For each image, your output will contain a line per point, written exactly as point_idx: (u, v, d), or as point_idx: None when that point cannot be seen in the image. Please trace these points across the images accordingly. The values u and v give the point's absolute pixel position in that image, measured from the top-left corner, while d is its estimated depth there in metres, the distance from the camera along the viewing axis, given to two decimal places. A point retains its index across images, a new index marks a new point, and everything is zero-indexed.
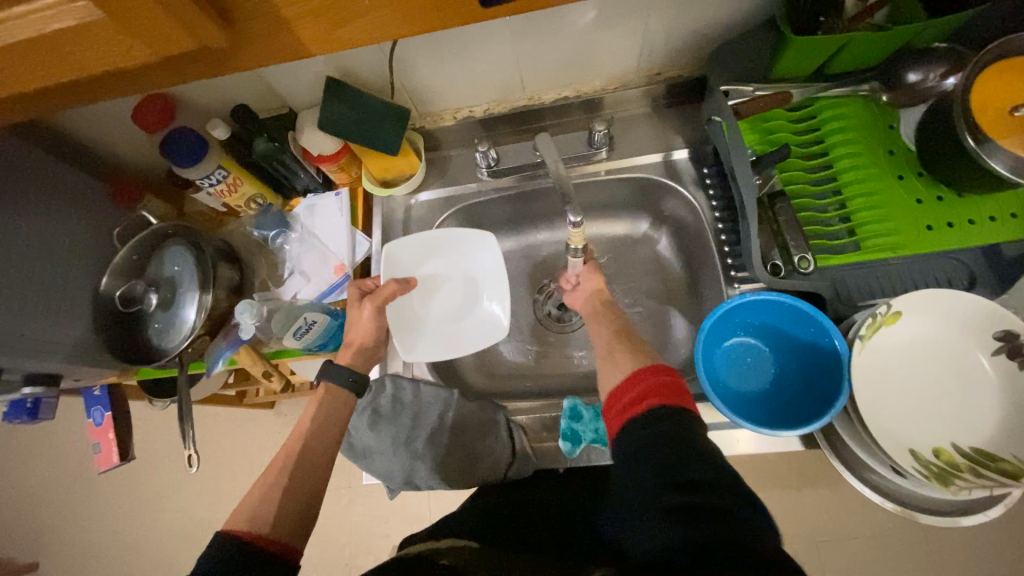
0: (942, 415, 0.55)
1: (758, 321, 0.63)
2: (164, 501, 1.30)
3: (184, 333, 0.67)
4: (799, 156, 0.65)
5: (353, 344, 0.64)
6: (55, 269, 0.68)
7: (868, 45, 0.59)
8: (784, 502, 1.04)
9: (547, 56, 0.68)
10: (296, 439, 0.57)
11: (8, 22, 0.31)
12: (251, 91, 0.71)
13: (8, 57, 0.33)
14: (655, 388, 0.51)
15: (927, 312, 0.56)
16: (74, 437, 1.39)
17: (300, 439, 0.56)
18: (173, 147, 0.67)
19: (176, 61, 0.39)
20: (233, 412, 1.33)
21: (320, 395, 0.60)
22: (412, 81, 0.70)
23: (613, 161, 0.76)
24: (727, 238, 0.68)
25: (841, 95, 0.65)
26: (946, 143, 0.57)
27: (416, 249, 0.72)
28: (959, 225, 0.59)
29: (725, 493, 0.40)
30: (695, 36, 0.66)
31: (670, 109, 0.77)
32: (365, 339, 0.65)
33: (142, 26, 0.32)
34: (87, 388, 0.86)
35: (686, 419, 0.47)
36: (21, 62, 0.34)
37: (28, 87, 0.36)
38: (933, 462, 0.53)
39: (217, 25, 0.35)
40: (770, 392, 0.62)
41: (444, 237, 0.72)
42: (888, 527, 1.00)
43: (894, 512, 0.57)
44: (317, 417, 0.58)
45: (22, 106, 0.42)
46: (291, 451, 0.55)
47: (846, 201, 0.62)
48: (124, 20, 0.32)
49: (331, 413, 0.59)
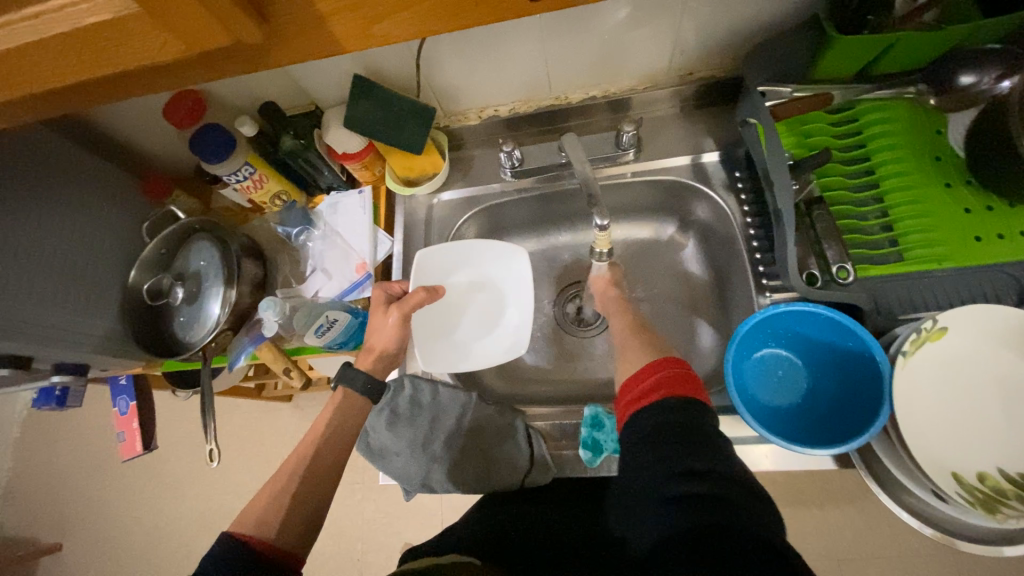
0: (990, 439, 0.51)
1: (791, 333, 0.61)
2: (183, 489, 1.32)
3: (208, 328, 0.67)
4: (838, 161, 0.62)
5: (374, 350, 0.62)
6: (86, 260, 0.70)
7: (918, 46, 0.56)
8: (807, 519, 1.00)
9: (576, 54, 0.66)
10: (310, 442, 0.57)
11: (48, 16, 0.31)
12: (279, 88, 0.71)
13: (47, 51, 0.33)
14: (665, 380, 0.49)
15: (975, 329, 0.53)
16: (99, 423, 1.43)
17: (313, 444, 0.56)
18: (202, 143, 0.68)
19: (208, 57, 0.39)
20: (252, 404, 1.35)
21: (337, 400, 0.60)
22: (438, 79, 0.70)
23: (640, 163, 0.74)
24: (759, 245, 0.65)
25: (885, 97, 0.62)
26: (1000, 149, 0.54)
27: (448, 258, 0.70)
28: (1011, 236, 0.55)
29: (732, 483, 0.40)
30: (731, 34, 0.64)
31: (701, 110, 0.75)
32: (387, 344, 0.62)
33: (178, 19, 0.32)
34: (113, 377, 0.88)
35: (697, 410, 0.46)
36: (59, 55, 0.34)
37: (65, 81, 0.37)
38: (978, 487, 0.49)
39: (253, 20, 0.35)
40: (801, 407, 0.60)
41: (475, 248, 0.71)
42: (918, 550, 0.95)
43: (932, 537, 0.54)
44: (332, 422, 0.58)
45: (59, 100, 0.42)
46: (303, 456, 0.56)
47: (888, 209, 0.59)
48: (161, 13, 0.31)
49: (346, 418, 0.59)
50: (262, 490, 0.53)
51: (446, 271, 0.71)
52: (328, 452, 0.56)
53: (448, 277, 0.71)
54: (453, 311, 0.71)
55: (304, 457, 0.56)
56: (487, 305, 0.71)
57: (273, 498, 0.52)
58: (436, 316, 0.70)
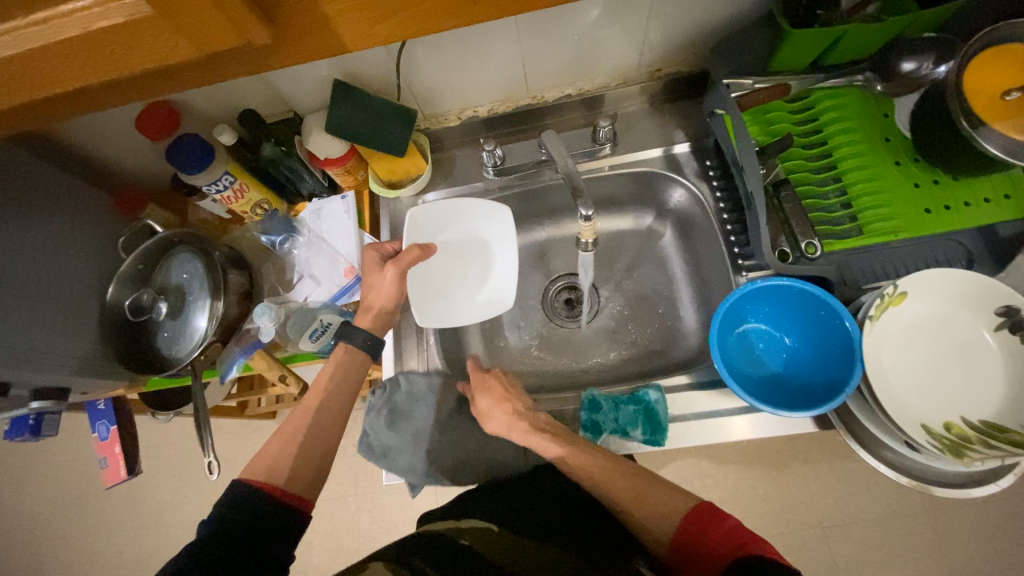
0: (954, 391, 0.56)
1: (768, 308, 0.65)
2: (167, 517, 1.27)
3: (196, 341, 0.66)
4: (800, 145, 0.67)
5: (372, 308, 0.65)
6: (60, 280, 0.67)
7: (865, 37, 0.61)
8: (790, 490, 1.06)
9: (550, 54, 0.69)
10: (313, 396, 0.60)
11: (57, 21, 0.32)
12: (257, 96, 0.71)
13: (56, 57, 0.34)
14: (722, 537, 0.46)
15: (931, 292, 0.58)
16: (70, 456, 1.36)
17: (317, 397, 0.60)
18: (179, 154, 0.67)
19: (212, 62, 0.40)
20: (234, 424, 1.31)
21: (337, 355, 0.63)
22: (417, 82, 0.71)
23: (617, 156, 0.77)
24: (734, 228, 0.69)
25: (837, 86, 0.67)
26: (941, 129, 0.59)
27: (434, 219, 0.71)
28: (956, 207, 0.61)
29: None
30: (695, 31, 0.68)
31: (670, 104, 0.79)
32: (384, 303, 0.65)
33: (191, 23, 0.33)
34: (90, 402, 0.85)
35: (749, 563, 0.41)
36: (66, 61, 0.34)
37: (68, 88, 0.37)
38: (944, 435, 0.54)
39: (262, 23, 0.36)
40: (781, 375, 0.64)
41: (458, 206, 0.71)
42: (894, 510, 1.01)
43: (909, 486, 0.58)
44: (333, 376, 0.61)
45: (56, 107, 0.42)
46: (308, 407, 0.59)
47: (847, 187, 0.64)
48: (173, 17, 0.32)
49: (348, 371, 0.62)
50: (273, 453, 0.56)
51: (437, 233, 0.72)
52: (338, 421, 0.60)
53: (439, 239, 0.72)
54: (442, 272, 0.73)
55: (307, 415, 0.59)
56: (477, 265, 0.73)
57: (283, 444, 0.56)
58: (428, 276, 0.72)
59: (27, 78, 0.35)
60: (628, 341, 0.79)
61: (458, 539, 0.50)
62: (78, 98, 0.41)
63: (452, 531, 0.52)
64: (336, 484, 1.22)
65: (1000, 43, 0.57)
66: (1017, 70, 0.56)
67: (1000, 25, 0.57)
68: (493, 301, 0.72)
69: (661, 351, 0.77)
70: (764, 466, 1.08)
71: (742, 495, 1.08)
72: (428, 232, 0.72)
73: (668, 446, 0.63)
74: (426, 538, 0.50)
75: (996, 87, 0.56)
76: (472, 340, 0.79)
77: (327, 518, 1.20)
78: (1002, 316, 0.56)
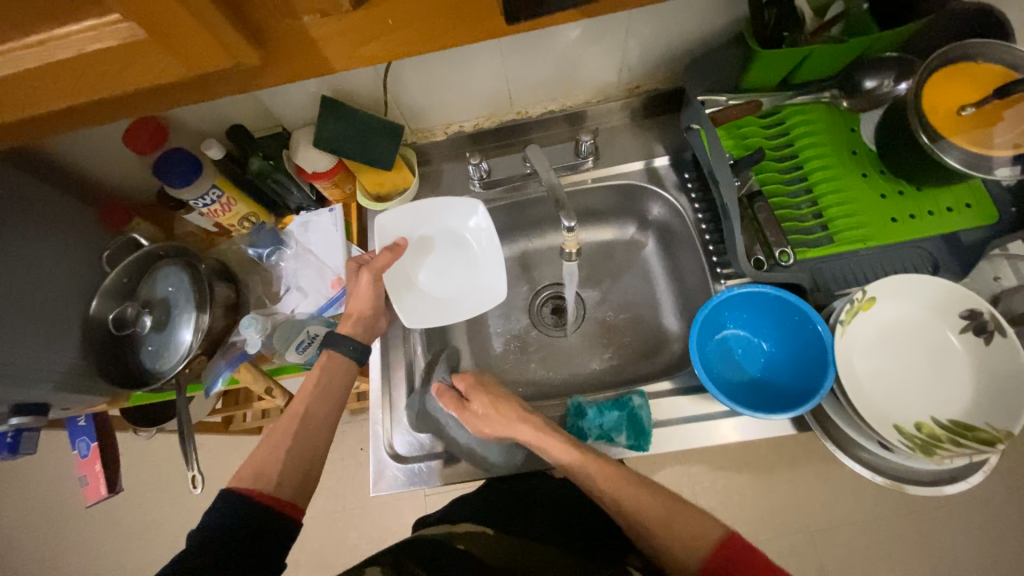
0: (925, 391, 0.59)
1: (746, 315, 0.67)
2: (148, 537, 1.24)
3: (181, 355, 0.66)
4: (772, 158, 0.70)
5: (353, 314, 0.67)
6: (43, 294, 0.67)
7: (829, 57, 0.65)
8: (777, 495, 1.07)
9: (534, 71, 0.71)
10: (298, 403, 0.60)
11: (51, 42, 0.33)
12: (245, 112, 0.72)
13: (49, 76, 0.35)
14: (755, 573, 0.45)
15: (900, 296, 0.61)
16: (46, 476, 1.32)
17: (302, 403, 0.60)
18: (166, 168, 0.67)
19: (204, 81, 0.41)
20: (219, 441, 1.29)
21: (321, 361, 0.64)
22: (404, 98, 0.73)
23: (599, 169, 0.80)
24: (712, 238, 0.72)
25: (805, 103, 0.70)
26: (903, 144, 0.62)
27: (408, 220, 0.72)
28: (920, 216, 0.64)
29: None
30: (671, 50, 0.71)
31: (650, 119, 0.82)
32: (363, 308, 0.67)
33: (183, 46, 0.34)
34: (70, 419, 0.83)
35: None
36: (59, 80, 0.35)
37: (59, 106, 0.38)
38: (916, 435, 0.56)
39: (252, 44, 0.38)
40: (760, 380, 0.66)
41: (432, 207, 0.72)
42: (878, 513, 1.03)
43: (885, 485, 0.60)
44: (319, 381, 0.62)
45: (47, 123, 0.42)
46: (293, 414, 0.59)
47: (817, 198, 0.67)
48: (165, 40, 0.33)
49: (333, 379, 0.63)
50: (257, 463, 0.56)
51: (417, 234, 0.74)
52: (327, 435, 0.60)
53: (420, 241, 0.74)
54: (425, 272, 0.74)
55: (294, 421, 0.59)
56: (460, 263, 0.74)
57: (271, 452, 0.56)
58: (410, 278, 0.73)
59: (19, 95, 0.36)
60: (613, 349, 0.80)
61: (453, 542, 0.51)
62: (66, 114, 0.42)
63: (446, 535, 0.52)
64: (324, 500, 1.20)
65: (959, 61, 0.61)
66: (971, 87, 0.60)
67: (953, 47, 0.60)
68: (482, 299, 0.72)
69: (645, 358, 0.78)
70: (750, 472, 1.09)
71: (730, 501, 1.09)
72: (407, 234, 0.73)
73: (653, 451, 0.64)
74: (419, 542, 0.50)
75: (951, 104, 0.59)
76: (459, 350, 0.80)
77: (314, 534, 1.18)
78: (967, 319, 0.59)
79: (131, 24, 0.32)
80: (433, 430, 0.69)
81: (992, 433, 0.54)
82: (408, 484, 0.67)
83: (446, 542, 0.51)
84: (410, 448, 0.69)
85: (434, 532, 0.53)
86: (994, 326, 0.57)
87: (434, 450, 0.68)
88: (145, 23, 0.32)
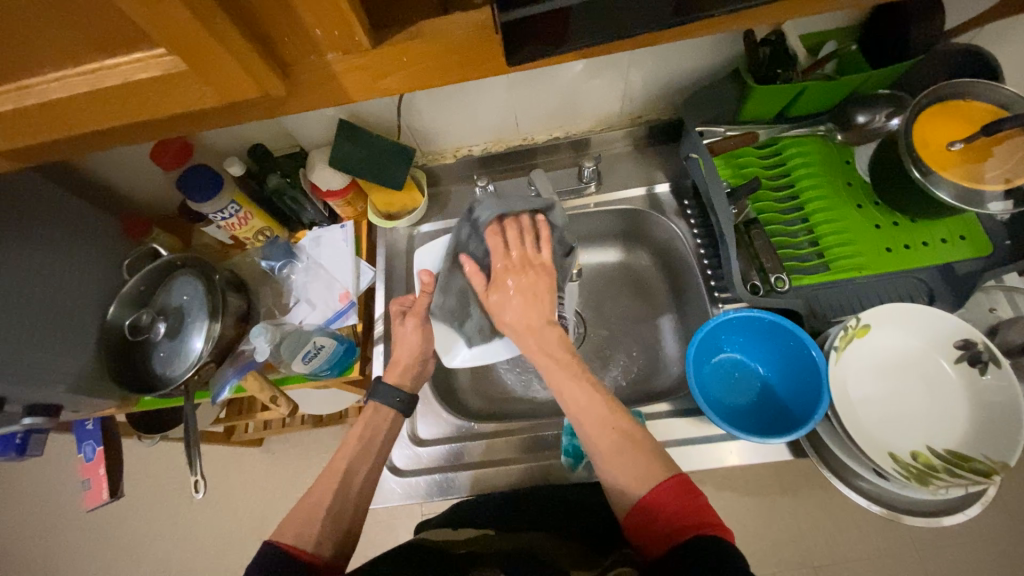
0: (920, 420, 0.59)
1: (742, 339, 0.69)
2: (145, 546, 1.24)
3: (191, 361, 0.68)
4: (768, 187, 0.72)
5: (400, 363, 0.70)
6: (65, 299, 0.70)
7: (823, 93, 0.67)
8: (779, 526, 1.05)
9: (540, 102, 0.75)
10: (340, 460, 0.62)
11: (101, 71, 0.37)
12: (266, 132, 0.76)
13: (95, 101, 0.38)
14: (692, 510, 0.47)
15: (895, 325, 0.61)
16: (47, 482, 1.33)
17: (344, 460, 0.62)
18: (188, 183, 0.71)
19: (232, 108, 0.45)
20: (220, 451, 1.30)
21: (367, 415, 0.66)
22: (417, 123, 0.77)
23: (601, 194, 0.83)
24: (710, 262, 0.74)
25: (802, 135, 0.73)
26: (898, 174, 0.64)
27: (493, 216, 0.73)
28: (914, 246, 0.66)
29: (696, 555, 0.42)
30: (671, 82, 0.74)
31: (651, 148, 0.85)
32: (409, 358, 0.70)
33: (217, 78, 0.37)
34: (79, 422, 0.85)
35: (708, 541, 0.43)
36: (103, 105, 0.39)
37: (99, 127, 0.41)
38: (912, 463, 0.57)
39: (278, 77, 0.41)
40: (756, 404, 0.67)
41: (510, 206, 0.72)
42: (885, 549, 1.01)
43: (882, 515, 0.60)
44: (363, 437, 0.64)
45: (87, 141, 0.46)
46: (336, 469, 0.61)
47: (814, 226, 0.69)
48: (201, 72, 0.37)
49: (378, 431, 0.65)
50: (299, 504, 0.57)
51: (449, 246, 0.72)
52: (350, 457, 0.62)
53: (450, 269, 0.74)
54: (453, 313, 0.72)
55: (337, 473, 0.61)
56: None
57: (302, 506, 0.57)
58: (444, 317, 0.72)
59: (65, 116, 0.39)
60: (614, 370, 0.81)
61: (454, 549, 0.52)
62: (107, 134, 0.46)
63: (448, 542, 0.54)
64: None
65: (948, 100, 0.63)
66: (961, 123, 0.62)
67: (944, 84, 0.63)
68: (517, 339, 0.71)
69: (644, 380, 0.80)
70: (753, 502, 1.07)
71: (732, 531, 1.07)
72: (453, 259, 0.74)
73: None
74: (424, 551, 0.52)
75: (942, 139, 0.61)
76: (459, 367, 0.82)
77: None
78: (961, 349, 0.60)
79: (172, 57, 0.36)
80: (433, 445, 0.71)
81: (988, 464, 0.54)
82: (407, 497, 0.68)
83: (446, 548, 0.53)
84: (408, 462, 0.70)
85: (436, 539, 0.55)
86: (989, 356, 0.58)
87: (431, 465, 0.69)
88: (186, 57, 0.35)
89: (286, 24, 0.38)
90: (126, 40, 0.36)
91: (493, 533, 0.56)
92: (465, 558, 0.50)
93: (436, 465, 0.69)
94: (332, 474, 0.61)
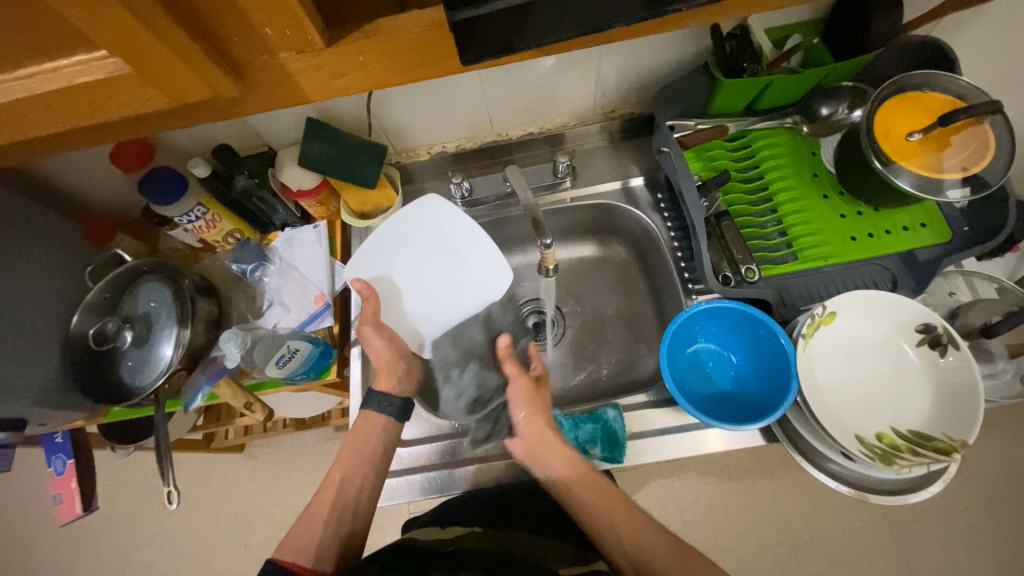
0: (885, 402, 0.61)
1: (715, 329, 0.70)
2: (126, 558, 1.21)
3: (160, 369, 0.66)
4: (738, 180, 0.73)
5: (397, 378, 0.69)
6: (26, 308, 0.67)
7: (788, 86, 0.69)
8: (761, 509, 1.08)
9: (513, 97, 0.74)
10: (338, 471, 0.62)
11: (38, 76, 0.36)
12: (231, 132, 0.74)
13: (32, 106, 0.37)
14: None
15: (858, 311, 0.63)
16: (18, 500, 1.28)
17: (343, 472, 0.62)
18: (151, 185, 0.68)
19: (183, 110, 0.43)
20: (200, 458, 1.27)
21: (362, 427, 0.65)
22: (389, 120, 0.75)
23: (578, 189, 0.83)
24: (683, 254, 0.75)
25: (770, 127, 0.74)
26: (860, 165, 0.66)
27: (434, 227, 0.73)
28: (878, 234, 0.68)
29: None
30: (643, 76, 0.74)
31: (625, 142, 0.85)
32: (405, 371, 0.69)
33: (163, 81, 0.36)
34: (47, 435, 0.82)
35: None
36: (43, 110, 0.37)
37: (41, 132, 0.39)
38: (877, 445, 0.59)
39: (230, 78, 0.40)
40: (728, 392, 0.69)
41: (421, 208, 0.72)
42: (859, 526, 1.05)
43: (850, 495, 0.62)
44: (362, 450, 0.63)
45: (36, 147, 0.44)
46: (332, 482, 0.61)
47: (783, 217, 0.70)
48: (145, 74, 0.35)
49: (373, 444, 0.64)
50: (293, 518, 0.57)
51: (433, 238, 0.73)
52: (352, 473, 0.62)
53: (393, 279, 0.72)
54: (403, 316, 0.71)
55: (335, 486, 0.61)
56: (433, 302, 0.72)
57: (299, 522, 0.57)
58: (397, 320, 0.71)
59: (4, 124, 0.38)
60: (593, 364, 0.82)
61: (445, 547, 0.52)
62: (58, 139, 0.44)
63: (439, 542, 0.54)
64: None
65: (907, 91, 0.65)
66: (921, 114, 0.63)
67: (903, 76, 0.64)
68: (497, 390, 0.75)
69: (621, 371, 0.81)
70: (733, 486, 1.10)
71: (714, 515, 1.09)
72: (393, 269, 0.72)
73: (628, 463, 0.66)
74: (419, 551, 0.52)
75: (902, 130, 0.63)
76: None
77: None
78: (922, 333, 0.62)
79: (115, 60, 0.35)
80: (416, 445, 0.70)
81: (949, 442, 0.57)
82: (389, 498, 0.68)
83: (435, 546, 0.52)
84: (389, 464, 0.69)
85: (426, 539, 0.55)
86: (948, 339, 0.61)
87: (411, 466, 0.69)
88: (129, 60, 0.34)
89: (235, 25, 0.37)
90: (66, 42, 0.34)
91: (482, 530, 0.56)
92: (456, 553, 0.50)
93: (417, 466, 0.69)
94: (329, 486, 0.61)
